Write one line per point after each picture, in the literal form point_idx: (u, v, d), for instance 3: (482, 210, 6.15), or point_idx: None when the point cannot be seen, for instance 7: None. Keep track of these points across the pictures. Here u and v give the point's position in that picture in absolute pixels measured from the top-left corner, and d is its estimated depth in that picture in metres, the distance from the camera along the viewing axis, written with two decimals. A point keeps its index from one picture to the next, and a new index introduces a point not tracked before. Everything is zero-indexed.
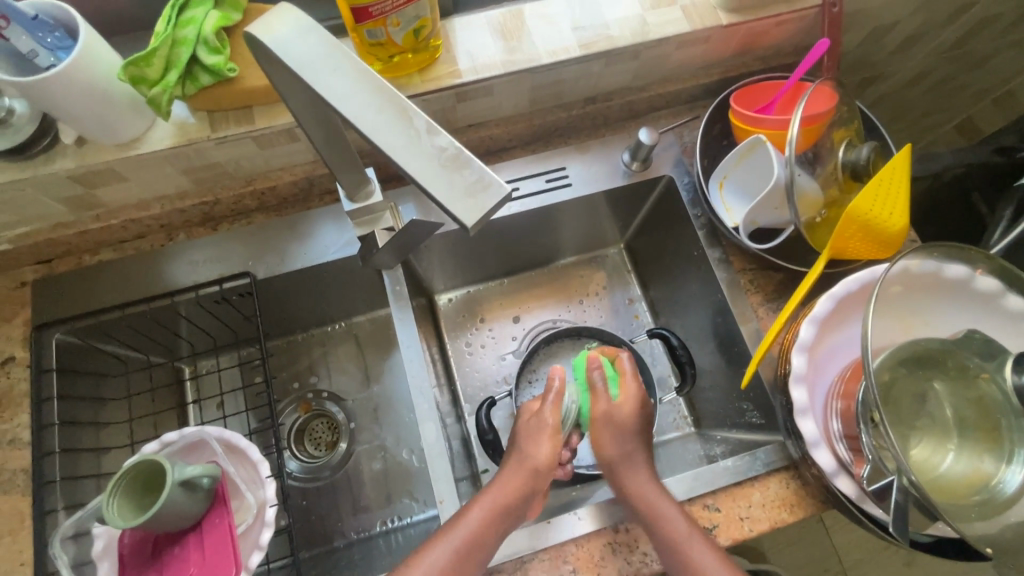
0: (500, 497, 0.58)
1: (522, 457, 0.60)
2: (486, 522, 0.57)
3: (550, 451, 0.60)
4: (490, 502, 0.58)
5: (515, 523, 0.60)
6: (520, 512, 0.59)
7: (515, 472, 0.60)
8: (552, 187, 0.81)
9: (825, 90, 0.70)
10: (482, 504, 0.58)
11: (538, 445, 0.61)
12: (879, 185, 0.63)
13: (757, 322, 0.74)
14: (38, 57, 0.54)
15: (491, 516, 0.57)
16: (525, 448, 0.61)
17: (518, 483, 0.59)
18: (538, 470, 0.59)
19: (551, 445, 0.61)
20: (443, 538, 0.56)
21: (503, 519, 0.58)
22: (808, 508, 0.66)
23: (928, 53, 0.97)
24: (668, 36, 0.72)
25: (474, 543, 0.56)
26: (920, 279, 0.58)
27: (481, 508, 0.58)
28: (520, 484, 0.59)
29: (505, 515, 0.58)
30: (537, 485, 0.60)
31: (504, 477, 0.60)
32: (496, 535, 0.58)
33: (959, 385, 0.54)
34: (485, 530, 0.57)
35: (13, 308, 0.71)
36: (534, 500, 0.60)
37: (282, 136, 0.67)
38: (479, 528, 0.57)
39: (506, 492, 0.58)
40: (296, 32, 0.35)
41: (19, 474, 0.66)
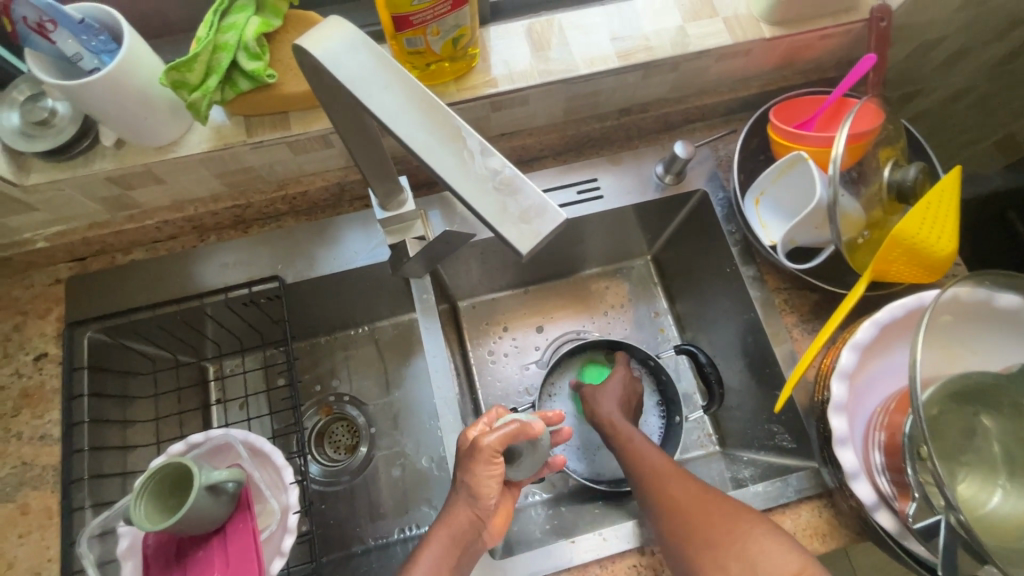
0: (453, 536, 0.57)
1: (463, 490, 0.58)
2: (446, 562, 0.55)
3: (488, 478, 0.58)
4: (445, 540, 0.56)
5: (474, 555, 0.59)
6: (476, 543, 0.59)
7: (462, 509, 0.58)
8: (583, 198, 0.80)
9: (871, 108, 0.68)
10: (436, 543, 0.56)
11: (476, 476, 0.58)
12: (927, 207, 0.60)
13: (791, 343, 0.72)
14: (83, 60, 0.54)
15: (447, 556, 0.56)
16: (463, 483, 0.59)
17: (469, 516, 0.58)
18: (480, 498, 0.58)
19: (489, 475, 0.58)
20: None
21: (462, 553, 0.57)
22: (841, 539, 0.64)
23: (974, 68, 0.94)
24: (709, 49, 0.70)
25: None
26: (971, 307, 0.56)
27: (435, 551, 0.55)
28: (468, 518, 0.58)
29: (463, 550, 0.57)
30: (483, 513, 0.59)
31: (456, 513, 0.58)
32: (457, 568, 0.56)
33: (1011, 421, 0.51)
34: (444, 568, 0.55)
35: (48, 304, 0.72)
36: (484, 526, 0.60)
37: (317, 142, 0.66)
38: (440, 566, 0.55)
39: (456, 530, 0.57)
40: (347, 46, 0.34)
41: (49, 470, 0.66)
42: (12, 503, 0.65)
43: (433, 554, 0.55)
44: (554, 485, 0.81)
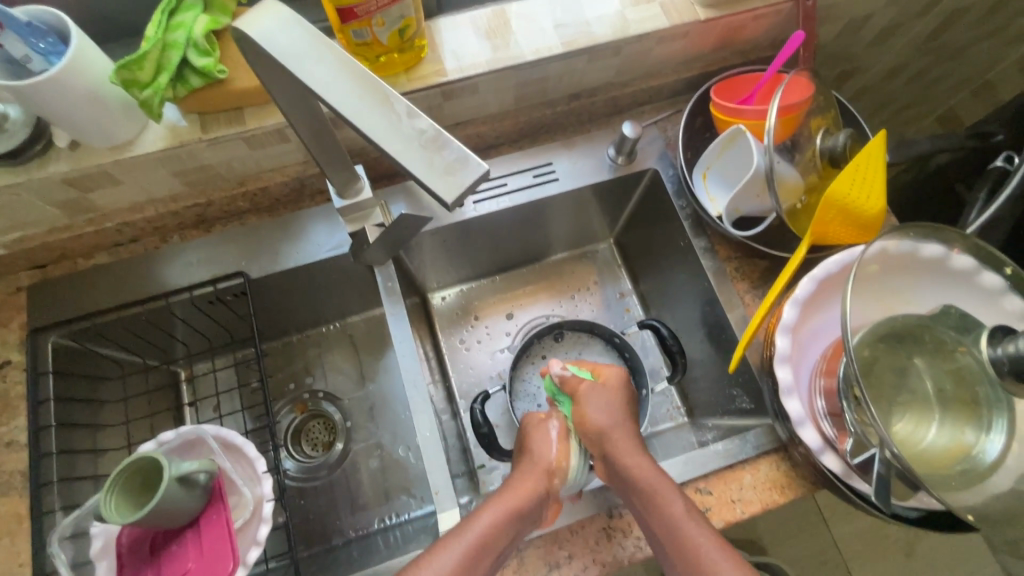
0: (521, 505, 0.58)
1: (540, 464, 0.62)
2: (500, 532, 0.56)
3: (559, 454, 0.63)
4: (508, 507, 0.58)
5: (522, 533, 0.60)
6: (527, 524, 0.60)
7: (532, 480, 0.61)
8: (540, 182, 0.83)
9: (800, 81, 0.72)
10: (500, 506, 0.58)
11: (548, 452, 0.63)
12: (855, 169, 0.64)
13: (743, 309, 0.76)
14: (32, 62, 0.55)
15: (507, 522, 0.57)
16: (540, 454, 0.63)
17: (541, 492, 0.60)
18: (555, 474, 0.62)
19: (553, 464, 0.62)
20: (455, 541, 0.54)
21: (515, 527, 0.58)
22: (799, 489, 0.67)
23: (904, 44, 0.99)
24: (647, 32, 0.73)
25: (486, 546, 0.55)
26: (898, 258, 0.60)
27: (497, 514, 0.57)
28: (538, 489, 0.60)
29: (519, 522, 0.58)
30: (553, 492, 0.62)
31: (526, 481, 0.61)
32: (507, 542, 0.57)
33: (937, 358, 0.55)
34: (502, 533, 0.56)
35: (9, 313, 0.72)
36: (546, 508, 0.62)
37: (272, 136, 0.68)
38: (495, 531, 0.56)
39: (523, 497, 0.59)
40: (279, 24, 0.36)
41: (16, 476, 0.66)
42: None
43: (492, 518, 0.57)
44: None
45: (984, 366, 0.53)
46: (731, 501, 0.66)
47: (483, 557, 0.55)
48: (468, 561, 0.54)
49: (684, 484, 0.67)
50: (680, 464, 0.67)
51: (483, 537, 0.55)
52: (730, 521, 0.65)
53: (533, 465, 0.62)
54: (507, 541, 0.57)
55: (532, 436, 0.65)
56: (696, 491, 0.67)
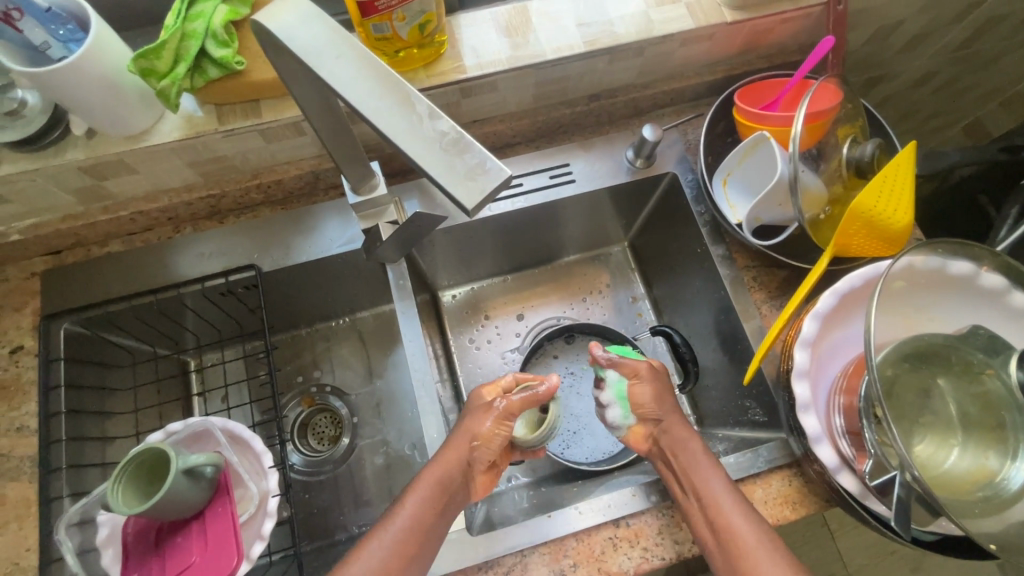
0: (440, 479, 0.59)
1: (461, 437, 0.63)
2: (428, 509, 0.57)
3: (491, 430, 0.63)
4: (429, 486, 0.58)
5: (454, 509, 0.60)
6: (456, 499, 0.60)
7: (457, 449, 0.62)
8: (556, 182, 0.81)
9: (829, 87, 0.70)
10: (421, 490, 0.58)
11: (479, 427, 0.63)
12: (882, 182, 0.62)
13: (760, 319, 0.74)
14: (51, 48, 0.55)
15: (429, 501, 0.58)
16: (465, 428, 0.64)
17: (459, 464, 0.61)
18: (479, 446, 0.62)
19: (471, 445, 0.63)
20: (381, 536, 0.55)
21: (442, 504, 0.58)
22: (811, 506, 0.65)
23: (935, 52, 0.96)
24: (672, 33, 0.72)
25: (414, 527, 0.56)
26: (925, 275, 0.58)
27: (419, 499, 0.57)
28: (459, 462, 0.61)
29: (446, 501, 0.59)
30: (476, 462, 0.62)
31: (437, 465, 0.60)
32: (437, 521, 0.57)
33: (962, 380, 0.54)
34: (428, 516, 0.57)
35: (22, 297, 0.73)
36: (473, 478, 0.63)
37: (288, 130, 0.67)
38: (417, 517, 0.56)
39: (441, 473, 0.60)
40: (300, 19, 0.36)
41: (26, 461, 0.66)
42: None
43: (413, 504, 0.57)
44: (535, 469, 0.83)
45: (1012, 390, 0.51)
46: None
47: (414, 540, 0.55)
48: (396, 550, 0.54)
49: None
50: None
51: (406, 528, 0.55)
52: None
53: (454, 445, 0.62)
54: (437, 523, 0.57)
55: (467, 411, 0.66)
56: None
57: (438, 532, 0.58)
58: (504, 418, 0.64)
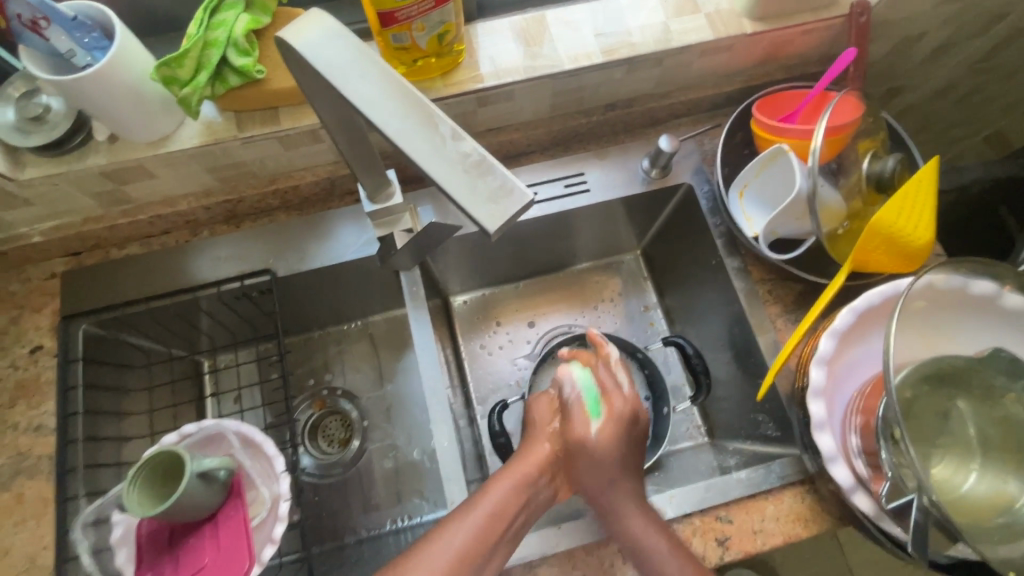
0: (529, 471, 0.60)
1: (542, 434, 0.65)
2: (512, 498, 0.57)
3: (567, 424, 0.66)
4: (516, 477, 0.59)
5: (537, 509, 0.59)
6: (539, 496, 0.60)
7: (539, 444, 0.64)
8: (571, 192, 0.81)
9: (850, 101, 0.69)
10: (508, 480, 0.58)
11: (555, 426, 0.66)
12: (904, 198, 0.61)
13: (774, 333, 0.74)
14: (76, 56, 0.56)
15: (516, 492, 0.57)
16: (543, 428, 0.66)
17: (546, 457, 0.62)
18: (560, 441, 0.64)
19: (554, 437, 0.65)
20: (465, 516, 0.54)
21: (525, 496, 0.58)
22: (824, 524, 0.65)
23: (957, 63, 0.95)
24: (691, 44, 0.71)
25: (497, 515, 0.55)
26: (946, 295, 0.57)
27: (507, 487, 0.57)
28: (547, 455, 0.62)
29: (531, 493, 0.59)
30: (562, 455, 0.64)
31: (524, 459, 0.61)
32: (520, 512, 0.57)
33: (984, 404, 0.53)
34: (512, 505, 0.56)
35: (43, 298, 0.74)
36: (557, 477, 0.63)
37: (306, 137, 0.68)
38: (503, 504, 0.56)
39: (532, 465, 0.61)
40: (325, 36, 0.36)
41: (43, 460, 0.67)
42: (8, 492, 0.66)
43: (500, 490, 0.57)
44: None
45: None
46: (752, 532, 0.64)
47: (498, 527, 0.54)
48: (480, 533, 0.53)
49: (704, 511, 0.65)
50: (700, 491, 0.66)
51: (490, 512, 0.55)
52: (750, 552, 0.64)
53: (537, 441, 0.64)
54: (519, 514, 0.57)
55: (534, 408, 0.68)
56: (716, 519, 0.65)
57: (517, 525, 0.57)
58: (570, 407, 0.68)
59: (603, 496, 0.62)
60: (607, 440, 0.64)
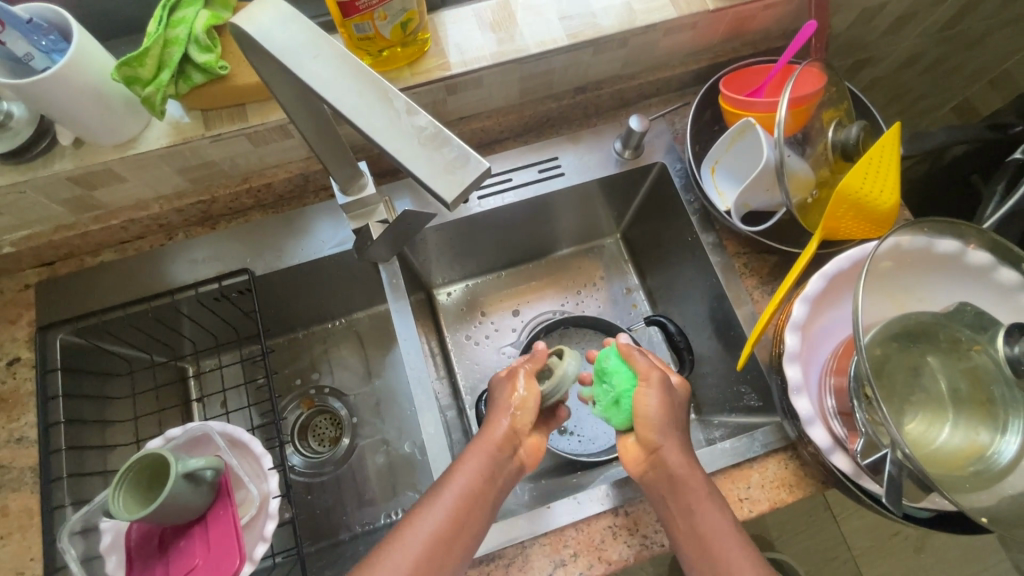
0: (490, 454, 0.57)
1: (499, 406, 0.60)
2: (479, 482, 0.55)
3: (526, 392, 0.59)
4: (478, 461, 0.56)
5: (506, 481, 0.58)
6: (506, 470, 0.57)
7: (495, 416, 0.59)
8: (545, 177, 0.82)
9: (812, 71, 0.70)
10: (472, 461, 0.56)
11: (508, 397, 0.60)
12: (867, 164, 0.62)
13: (752, 305, 0.75)
14: (35, 59, 0.55)
15: (481, 474, 0.55)
16: (500, 399, 0.60)
17: (504, 434, 0.58)
18: (518, 411, 0.59)
19: (513, 413, 0.59)
20: (433, 503, 0.54)
21: (492, 474, 0.56)
22: (808, 488, 0.66)
23: (919, 34, 0.97)
24: (655, 23, 0.72)
25: (465, 500, 0.54)
26: (912, 254, 0.59)
27: (472, 467, 0.55)
28: (504, 432, 0.58)
29: (495, 471, 0.56)
30: (522, 427, 0.59)
31: (485, 434, 0.58)
32: (488, 492, 0.55)
33: (951, 357, 0.54)
34: (479, 486, 0.55)
35: (18, 309, 0.73)
36: (522, 445, 0.59)
37: (275, 133, 0.68)
38: (470, 487, 0.55)
39: (490, 441, 0.57)
40: (277, 20, 0.37)
41: (27, 471, 0.67)
42: None
43: (467, 471, 0.55)
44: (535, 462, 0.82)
45: (999, 364, 0.52)
46: (738, 500, 0.65)
47: (464, 511, 0.54)
48: (451, 519, 0.53)
49: None
50: None
51: (459, 497, 0.54)
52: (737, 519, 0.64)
53: (495, 415, 0.59)
54: (486, 493, 0.55)
55: (496, 383, 0.63)
56: None
57: (487, 505, 0.55)
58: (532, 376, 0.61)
59: (665, 452, 0.57)
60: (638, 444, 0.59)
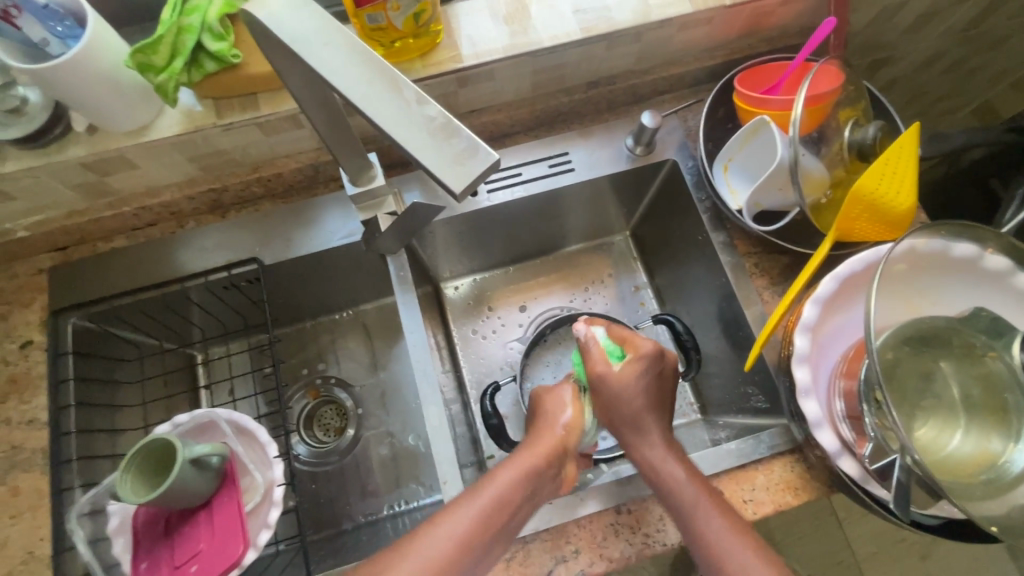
0: (536, 463, 0.57)
1: (550, 422, 0.62)
2: (519, 487, 0.54)
3: (574, 412, 0.62)
4: (524, 467, 0.56)
5: (541, 498, 0.57)
6: (545, 485, 0.57)
7: (546, 432, 0.61)
8: (555, 171, 0.81)
9: (830, 70, 0.69)
10: (514, 467, 0.55)
11: (562, 415, 0.62)
12: (885, 165, 0.61)
13: (761, 306, 0.74)
14: (50, 45, 0.56)
15: (524, 480, 0.55)
16: (551, 416, 0.62)
17: (551, 448, 0.59)
18: (569, 430, 0.61)
19: (563, 428, 0.61)
20: (471, 501, 0.52)
21: (534, 486, 0.56)
22: (813, 492, 0.65)
23: (940, 33, 0.95)
24: (670, 18, 0.71)
25: (503, 503, 0.53)
26: (927, 257, 0.58)
27: (516, 473, 0.55)
28: (554, 445, 0.59)
29: (535, 485, 0.56)
30: (569, 448, 0.60)
31: (534, 446, 0.59)
32: (525, 502, 0.55)
33: (965, 363, 0.53)
34: (518, 494, 0.54)
35: (31, 293, 0.74)
36: (565, 466, 0.60)
37: (286, 122, 0.68)
38: (510, 492, 0.54)
39: (537, 453, 0.58)
40: (289, 8, 0.37)
41: (37, 453, 0.68)
42: (3, 485, 0.66)
43: (508, 476, 0.54)
44: None
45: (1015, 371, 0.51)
46: (742, 502, 0.65)
47: (501, 514, 0.52)
48: (484, 518, 0.51)
49: None
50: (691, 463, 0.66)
51: (495, 500, 0.52)
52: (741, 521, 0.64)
53: (545, 428, 0.61)
54: (523, 502, 0.54)
55: (544, 398, 0.65)
56: None
57: (519, 514, 0.54)
58: (580, 400, 0.64)
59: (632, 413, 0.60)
60: (628, 382, 0.61)
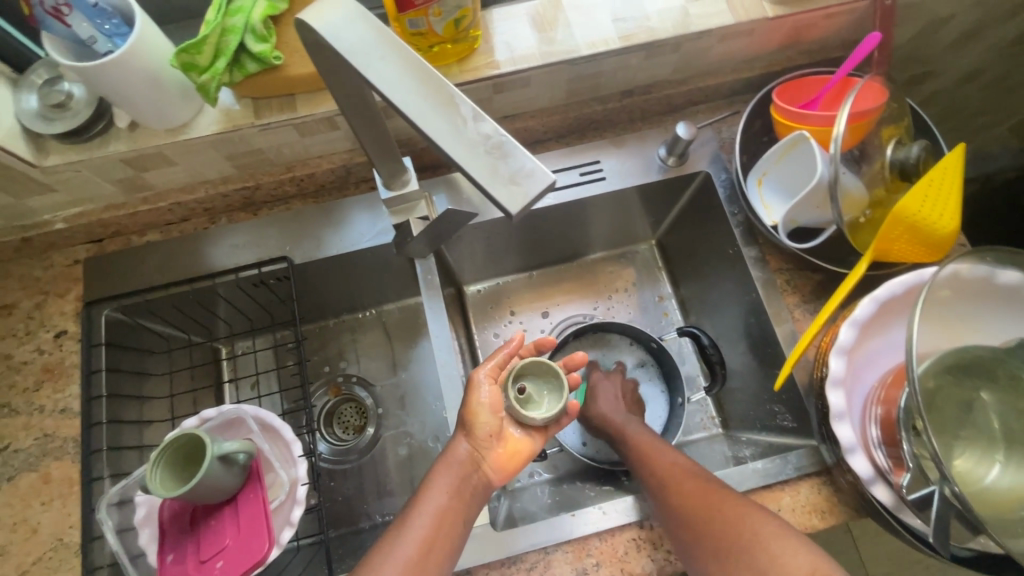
0: (455, 476, 0.59)
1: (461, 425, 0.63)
2: (446, 502, 0.58)
3: (482, 402, 0.62)
4: (443, 483, 0.59)
5: (478, 498, 0.60)
6: (477, 485, 0.60)
7: (460, 437, 0.62)
8: (586, 180, 0.81)
9: (874, 86, 0.68)
10: (433, 486, 0.58)
11: (471, 411, 0.62)
12: (928, 185, 0.60)
13: (792, 323, 0.73)
14: (97, 43, 0.56)
15: (446, 495, 0.58)
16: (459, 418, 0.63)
17: (467, 456, 0.61)
18: (476, 426, 0.62)
19: (471, 435, 0.62)
20: (403, 529, 0.56)
21: (463, 495, 0.59)
22: (840, 516, 0.64)
23: (984, 49, 0.93)
24: (711, 29, 0.70)
25: (435, 523, 0.56)
26: (970, 284, 0.57)
27: (437, 490, 0.58)
28: (466, 454, 0.61)
29: (464, 490, 0.59)
30: (484, 444, 0.62)
31: (449, 457, 0.61)
32: (458, 512, 0.58)
33: (1009, 394, 0.52)
34: (445, 509, 0.57)
35: (66, 284, 0.75)
36: (491, 456, 0.62)
37: (322, 124, 0.68)
38: (439, 509, 0.57)
39: (455, 467, 0.60)
40: (345, 19, 0.37)
41: (69, 442, 0.69)
42: (35, 472, 0.68)
43: (429, 498, 0.58)
44: (557, 466, 0.82)
45: None
46: None
47: (437, 533, 0.56)
48: (422, 543, 0.55)
49: None
50: None
51: (426, 523, 0.56)
52: None
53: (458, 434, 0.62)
54: (461, 513, 0.58)
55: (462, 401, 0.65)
56: None
57: (463, 523, 0.58)
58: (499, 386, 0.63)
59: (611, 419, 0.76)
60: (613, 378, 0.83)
